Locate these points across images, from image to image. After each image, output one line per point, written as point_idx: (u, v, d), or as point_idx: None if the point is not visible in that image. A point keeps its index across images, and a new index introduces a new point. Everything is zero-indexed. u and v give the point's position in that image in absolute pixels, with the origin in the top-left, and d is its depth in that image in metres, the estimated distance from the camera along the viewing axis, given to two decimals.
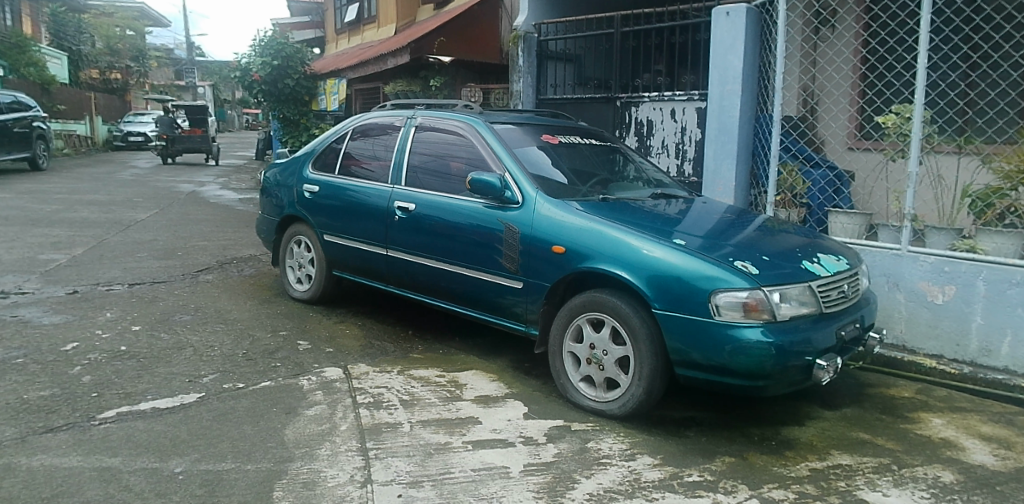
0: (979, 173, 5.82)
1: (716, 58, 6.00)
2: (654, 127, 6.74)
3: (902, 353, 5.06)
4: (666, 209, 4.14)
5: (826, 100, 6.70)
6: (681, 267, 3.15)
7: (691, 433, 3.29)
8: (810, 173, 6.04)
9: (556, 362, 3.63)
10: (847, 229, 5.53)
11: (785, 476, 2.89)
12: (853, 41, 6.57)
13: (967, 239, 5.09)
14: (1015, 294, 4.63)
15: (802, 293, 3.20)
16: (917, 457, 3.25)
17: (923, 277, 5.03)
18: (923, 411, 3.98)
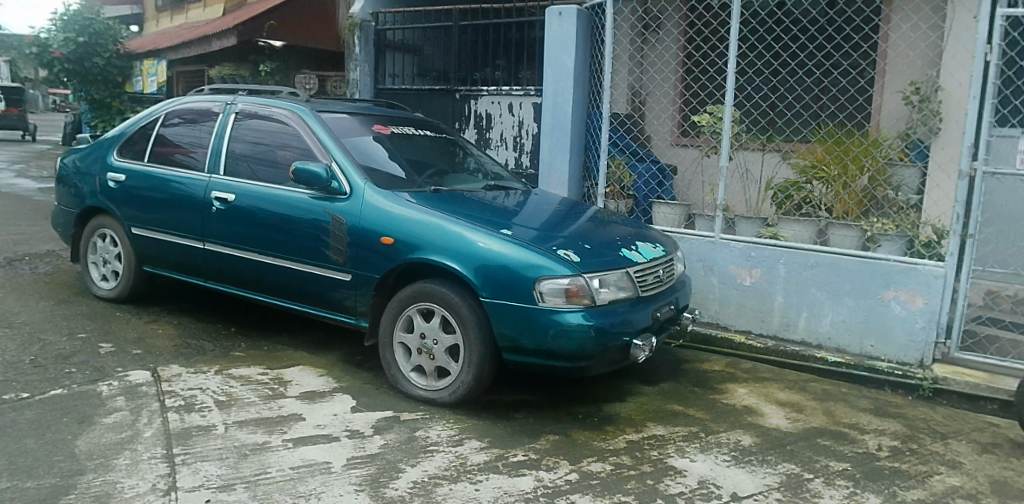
0: (779, 168, 6.48)
1: (550, 55, 6.20)
2: (492, 120, 6.85)
3: (716, 330, 5.53)
4: (502, 201, 4.24)
5: (651, 99, 7.14)
6: (507, 256, 3.23)
7: (519, 415, 3.42)
8: (636, 167, 6.46)
9: (386, 353, 3.62)
10: (668, 218, 5.95)
11: (604, 449, 3.07)
12: (673, 45, 7.06)
13: (770, 226, 5.66)
14: (809, 275, 5.22)
15: (620, 279, 3.40)
16: (722, 424, 3.57)
17: (733, 262, 5.52)
18: (730, 382, 4.38)
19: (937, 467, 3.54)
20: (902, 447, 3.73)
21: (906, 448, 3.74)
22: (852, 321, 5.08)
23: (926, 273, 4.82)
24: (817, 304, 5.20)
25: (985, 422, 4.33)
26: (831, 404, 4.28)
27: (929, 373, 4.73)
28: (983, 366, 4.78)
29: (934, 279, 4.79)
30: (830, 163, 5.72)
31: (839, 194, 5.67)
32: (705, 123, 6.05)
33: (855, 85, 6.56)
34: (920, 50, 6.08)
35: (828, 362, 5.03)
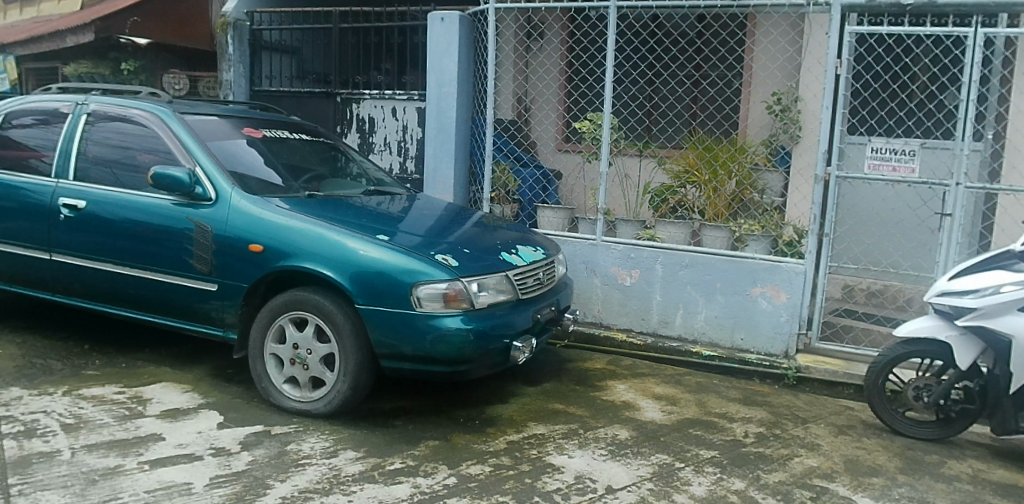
0: (655, 173, 6.78)
1: (432, 60, 6.18)
2: (375, 124, 6.75)
3: (600, 330, 5.69)
4: (386, 206, 4.20)
5: (536, 105, 7.30)
6: (383, 262, 3.21)
7: (398, 423, 3.40)
8: (521, 172, 6.52)
9: (258, 365, 3.50)
10: (553, 222, 6.07)
11: (483, 451, 3.10)
12: (555, 54, 7.25)
13: (648, 229, 5.90)
14: (683, 274, 5.48)
15: (499, 282, 3.45)
16: (601, 419, 3.70)
17: (614, 263, 5.71)
18: (610, 379, 4.52)
19: (797, 449, 3.81)
20: (766, 433, 3.99)
21: (770, 433, 4.00)
22: (724, 317, 5.38)
23: (787, 269, 5.18)
24: (692, 302, 5.47)
25: (840, 406, 4.70)
26: (703, 396, 4.52)
27: (793, 363, 5.07)
28: (841, 355, 5.20)
29: (796, 276, 5.16)
30: (701, 168, 6.03)
31: (710, 197, 5.98)
32: (586, 129, 6.24)
33: (722, 95, 6.97)
34: (780, 61, 6.59)
35: (703, 356, 5.29)
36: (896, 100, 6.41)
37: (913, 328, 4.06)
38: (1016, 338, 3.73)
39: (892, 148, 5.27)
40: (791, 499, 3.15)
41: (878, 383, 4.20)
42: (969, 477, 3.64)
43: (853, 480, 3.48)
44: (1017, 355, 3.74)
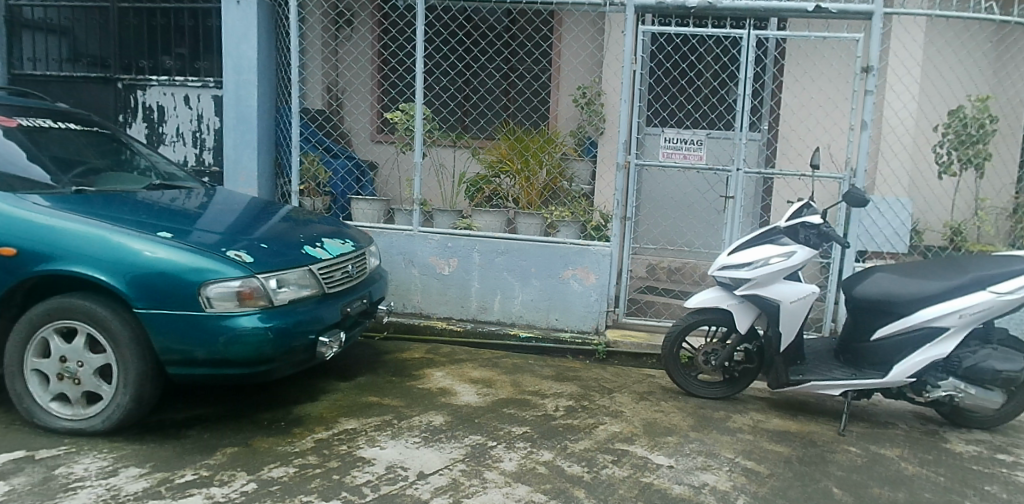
0: (469, 163, 6.88)
1: (228, 45, 5.78)
2: (166, 113, 6.21)
3: (419, 319, 5.69)
4: (185, 202, 3.91)
5: (353, 97, 7.08)
6: (168, 261, 3.02)
7: (192, 433, 3.23)
8: (331, 163, 6.33)
9: (16, 384, 3.14)
10: (367, 214, 5.96)
11: (287, 453, 3.07)
12: (371, 42, 7.04)
13: (464, 218, 5.97)
14: (499, 261, 5.61)
15: (301, 277, 3.35)
16: (415, 408, 3.78)
17: (432, 252, 5.70)
18: (428, 367, 4.56)
19: (602, 418, 4.06)
20: (575, 405, 4.22)
21: (579, 405, 4.23)
22: (539, 300, 5.58)
23: (595, 252, 5.46)
24: (509, 287, 5.62)
25: (643, 374, 5.07)
26: (518, 376, 4.67)
27: (603, 338, 5.40)
28: (645, 327, 5.64)
29: (603, 257, 5.45)
30: (513, 158, 6.18)
31: (523, 186, 6.15)
32: (398, 120, 6.14)
33: (530, 88, 7.22)
34: (582, 57, 7.06)
35: (520, 338, 5.47)
36: (685, 95, 6.99)
37: (701, 300, 4.39)
38: (784, 302, 4.27)
39: (682, 138, 5.77)
40: (594, 464, 3.42)
41: (672, 353, 4.56)
42: (750, 428, 4.09)
43: (651, 441, 3.78)
44: (784, 317, 4.29)
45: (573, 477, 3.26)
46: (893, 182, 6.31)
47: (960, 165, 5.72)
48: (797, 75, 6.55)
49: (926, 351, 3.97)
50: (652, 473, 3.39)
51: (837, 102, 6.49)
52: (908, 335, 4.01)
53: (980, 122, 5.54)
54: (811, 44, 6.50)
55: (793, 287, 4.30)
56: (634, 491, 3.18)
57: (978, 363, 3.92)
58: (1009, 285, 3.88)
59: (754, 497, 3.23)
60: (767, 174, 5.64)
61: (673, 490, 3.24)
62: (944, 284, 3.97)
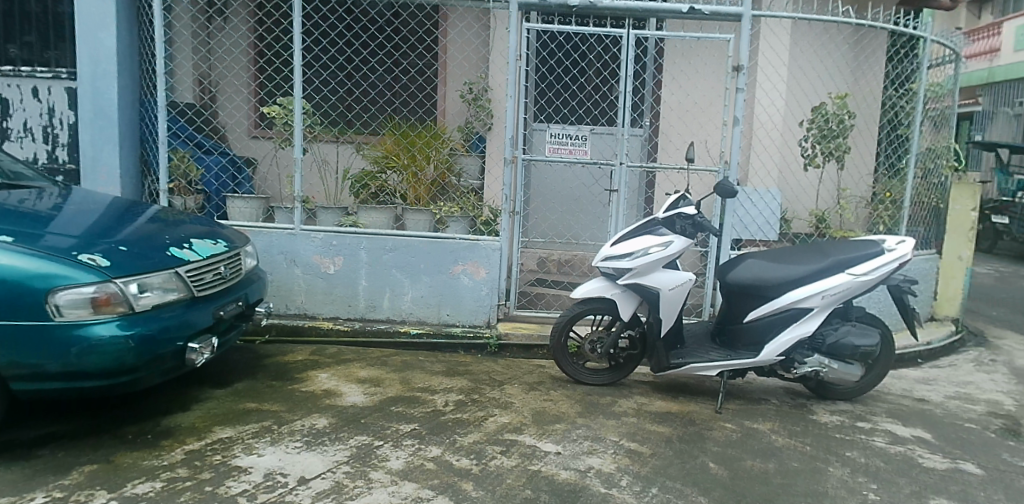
0: (353, 159, 6.74)
1: (82, 32, 5.34)
2: (10, 106, 5.66)
3: (303, 320, 5.49)
4: (35, 203, 3.60)
5: (226, 89, 6.80)
6: (11, 267, 2.87)
7: (45, 452, 3.06)
8: (203, 159, 5.99)
9: None
10: (244, 213, 5.67)
11: (155, 467, 2.97)
12: (247, 33, 6.75)
13: (350, 215, 5.83)
14: (387, 258, 5.49)
15: (167, 280, 3.23)
16: (298, 412, 3.68)
17: (315, 251, 5.51)
18: (312, 369, 4.44)
19: (492, 410, 4.09)
20: (465, 399, 4.22)
21: (468, 399, 4.23)
22: (429, 296, 5.52)
23: (485, 247, 5.47)
24: (398, 284, 5.52)
25: (533, 365, 5.12)
26: (407, 373, 4.62)
27: (494, 331, 5.42)
28: (535, 318, 5.70)
29: (492, 252, 5.47)
30: (399, 153, 6.07)
31: (410, 182, 6.06)
32: (275, 114, 5.85)
33: (416, 83, 7.14)
34: (467, 53, 6.98)
35: (411, 334, 5.42)
36: (569, 91, 7.14)
37: (587, 291, 4.49)
38: (663, 290, 4.43)
39: (567, 134, 5.86)
40: (483, 456, 3.44)
41: (559, 342, 4.63)
42: (634, 411, 4.23)
43: (540, 429, 3.84)
44: (664, 304, 4.45)
45: (462, 471, 3.26)
46: (764, 174, 6.70)
47: (823, 158, 6.11)
48: (675, 73, 6.82)
49: (793, 329, 4.27)
50: (540, 461, 3.45)
51: (710, 99, 6.81)
52: (777, 316, 4.29)
53: (839, 117, 5.93)
54: (687, 45, 6.78)
55: (671, 275, 4.48)
56: (522, 480, 3.22)
57: (839, 340, 4.24)
58: (864, 267, 4.23)
59: (637, 476, 3.35)
60: (648, 168, 5.82)
61: (560, 476, 3.30)
62: (807, 268, 4.27)
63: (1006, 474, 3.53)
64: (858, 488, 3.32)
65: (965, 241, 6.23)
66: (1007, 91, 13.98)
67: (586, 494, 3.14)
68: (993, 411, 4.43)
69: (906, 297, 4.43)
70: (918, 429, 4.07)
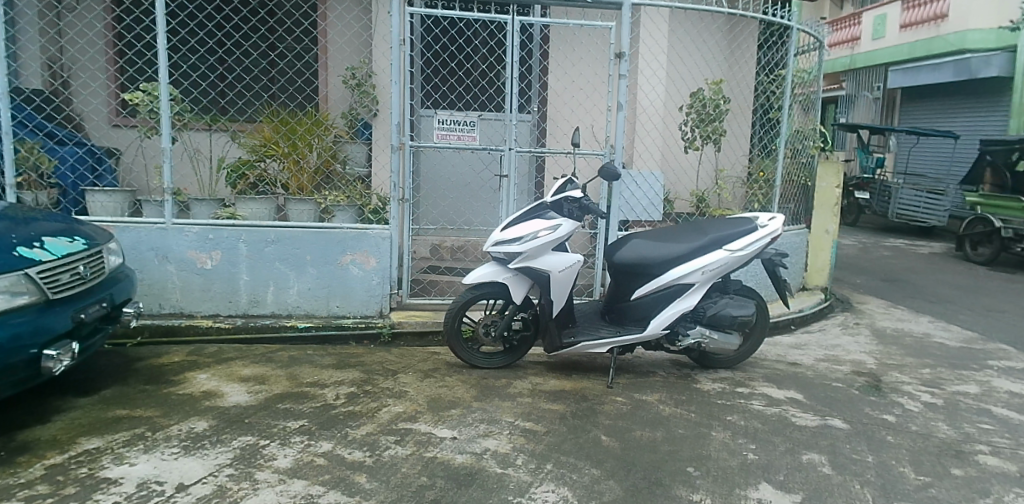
0: (229, 147, 6.43)
1: None
2: None
3: (180, 319, 5.16)
4: None
5: (80, 75, 6.27)
6: None
7: None
8: (57, 150, 5.52)
9: None
10: (107, 208, 5.25)
11: (10, 486, 2.74)
12: (104, 14, 6.19)
13: (227, 207, 5.52)
14: (270, 251, 5.25)
15: (13, 284, 2.98)
16: (175, 416, 3.48)
17: (190, 246, 5.18)
18: (190, 370, 4.20)
19: (385, 400, 4.01)
20: (357, 391, 4.11)
21: (361, 391, 4.13)
22: (317, 288, 5.33)
23: (375, 236, 5.33)
24: (283, 277, 5.29)
25: (427, 352, 5.05)
26: (295, 369, 4.44)
27: (387, 321, 5.31)
28: (428, 306, 5.61)
29: (382, 241, 5.35)
30: (279, 141, 5.79)
31: (292, 170, 5.80)
32: (137, 101, 5.42)
33: (294, 67, 6.85)
34: (348, 37, 6.72)
35: (298, 329, 5.21)
36: (455, 77, 7.07)
37: (479, 276, 4.44)
38: (553, 272, 4.47)
39: (455, 120, 5.78)
40: (377, 447, 3.37)
41: (453, 328, 4.57)
42: (529, 391, 4.27)
43: (435, 416, 3.80)
44: (554, 286, 4.50)
45: (355, 464, 3.18)
46: (647, 158, 6.92)
47: (702, 141, 6.39)
48: (559, 60, 6.88)
49: (677, 304, 4.45)
50: (436, 447, 3.42)
51: (595, 85, 6.92)
52: (661, 292, 4.44)
53: (715, 102, 6.19)
54: (570, 31, 6.89)
55: (560, 258, 4.51)
56: (417, 468, 3.18)
57: (719, 311, 4.46)
58: (739, 243, 4.46)
59: (532, 455, 3.39)
60: (537, 152, 5.79)
61: (456, 460, 3.29)
62: (687, 247, 4.45)
63: (868, 426, 3.84)
64: (738, 449, 3.51)
65: (831, 216, 6.67)
66: (868, 76, 15.12)
67: (483, 476, 3.15)
68: (856, 370, 4.81)
69: (778, 269, 4.72)
70: (791, 391, 4.36)
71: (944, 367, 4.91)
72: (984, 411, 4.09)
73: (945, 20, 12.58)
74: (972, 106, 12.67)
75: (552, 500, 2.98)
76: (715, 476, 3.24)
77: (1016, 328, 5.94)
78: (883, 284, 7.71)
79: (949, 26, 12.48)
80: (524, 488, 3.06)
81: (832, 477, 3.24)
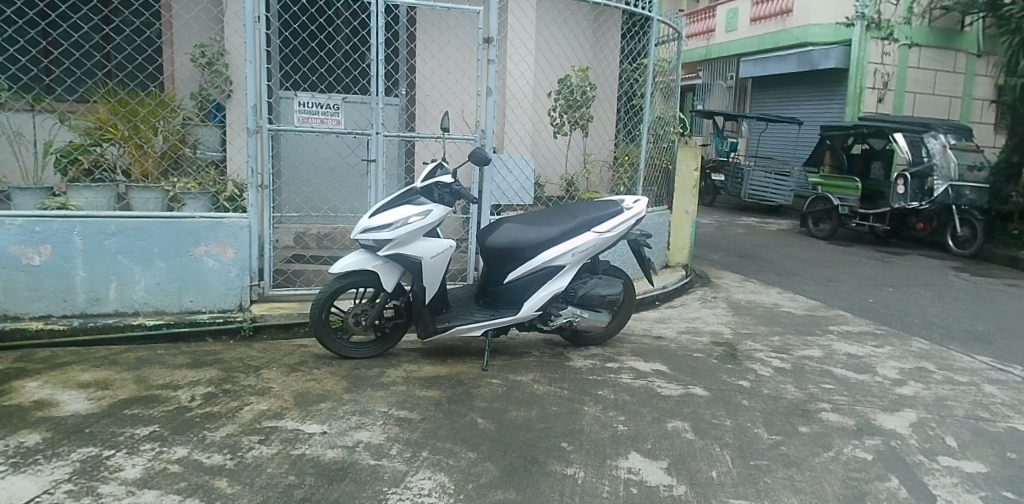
0: (58, 131, 5.80)
1: None
2: None
3: (3, 323, 4.59)
4: None
5: None
6: None
7: None
8: None
9: None
10: None
11: None
12: None
13: (57, 196, 4.96)
14: (111, 244, 4.77)
15: None
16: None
17: (13, 241, 4.60)
18: (17, 379, 3.76)
19: (247, 398, 3.76)
20: (215, 391, 3.82)
21: (219, 391, 3.84)
22: (167, 283, 4.91)
23: (230, 225, 4.98)
24: (127, 272, 4.83)
25: (293, 345, 4.79)
26: (143, 371, 4.07)
27: (247, 314, 4.98)
28: (294, 297, 5.33)
29: (240, 230, 5.01)
30: (117, 124, 5.25)
31: (133, 154, 5.30)
32: None
33: (133, 44, 6.29)
34: (195, 12, 6.27)
35: (146, 327, 4.78)
36: (317, 57, 6.72)
37: (346, 265, 4.25)
38: (425, 258, 4.37)
39: (317, 102, 5.47)
40: (239, 448, 3.15)
41: (321, 318, 4.35)
42: (402, 379, 4.16)
43: (302, 411, 3.61)
44: (426, 272, 4.40)
45: (214, 468, 2.95)
46: (518, 142, 6.95)
47: (570, 126, 6.48)
48: (427, 42, 6.72)
49: (549, 286, 4.49)
50: (304, 444, 3.24)
51: (464, 69, 6.80)
52: (533, 275, 4.46)
53: (582, 89, 6.28)
54: (437, 14, 6.74)
55: (431, 243, 4.42)
56: (284, 467, 3.00)
57: (589, 291, 4.59)
58: (607, 225, 4.57)
59: (406, 443, 3.30)
60: (405, 137, 5.59)
61: (326, 456, 3.13)
62: (558, 229, 4.50)
63: (726, 392, 4.07)
64: (609, 422, 3.60)
65: (690, 197, 7.09)
66: (722, 66, 16.07)
67: (355, 469, 3.02)
68: (715, 340, 5.10)
69: (643, 249, 4.90)
70: (657, 363, 4.54)
71: (791, 333, 5.32)
72: (825, 372, 4.45)
73: (790, 15, 13.59)
74: (814, 95, 13.81)
75: (428, 487, 2.91)
76: (588, 449, 3.30)
77: (851, 296, 6.53)
78: (738, 260, 8.23)
79: (793, 21, 13.53)
80: (398, 478, 2.97)
81: (695, 442, 3.40)
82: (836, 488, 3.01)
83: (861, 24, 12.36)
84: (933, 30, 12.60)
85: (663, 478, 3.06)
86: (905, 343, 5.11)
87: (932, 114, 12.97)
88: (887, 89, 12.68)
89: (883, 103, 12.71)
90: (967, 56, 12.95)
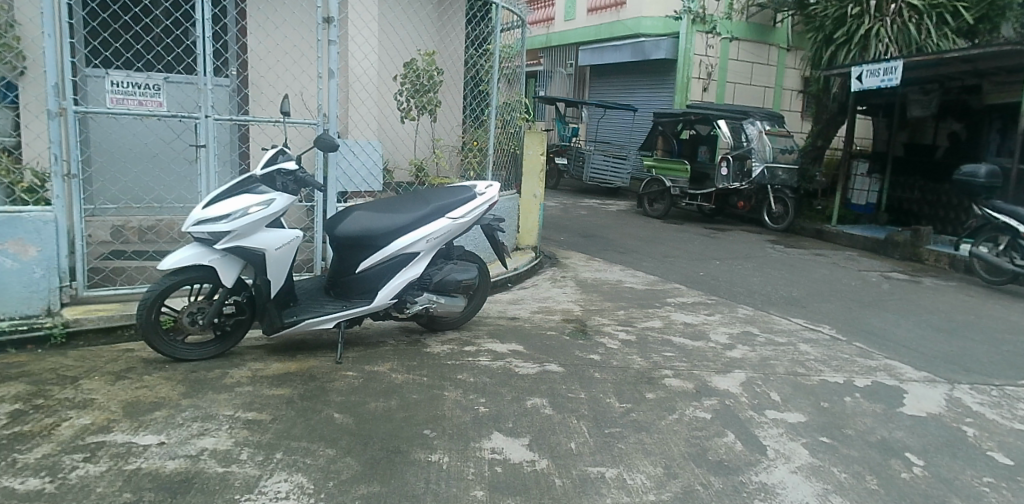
0: None
1: None
2: None
3: None
4: None
5: None
6: None
7: None
8: None
9: None
10: None
11: None
12: None
13: None
14: None
15: None
16: None
17: None
18: None
19: (66, 413, 3.33)
20: (23, 408, 3.36)
21: (29, 407, 3.38)
22: None
23: (32, 219, 4.40)
24: None
25: (117, 351, 4.31)
26: None
27: (57, 319, 4.39)
28: (113, 297, 4.77)
29: (44, 225, 4.43)
30: None
31: None
32: None
33: None
34: None
35: None
36: (131, 33, 6.09)
37: (177, 261, 3.89)
38: (268, 250, 4.09)
39: (133, 82, 4.92)
40: (60, 469, 2.81)
41: (150, 319, 3.94)
42: (248, 379, 3.88)
43: (134, 422, 3.26)
44: (271, 265, 4.12)
45: (29, 495, 2.62)
46: (363, 126, 6.74)
47: (417, 111, 6.36)
48: (258, 21, 6.29)
49: (403, 274, 4.39)
50: (138, 457, 2.93)
51: (302, 50, 6.38)
52: (387, 263, 4.34)
53: (429, 74, 6.19)
54: None
55: (273, 235, 4.15)
56: (117, 485, 2.71)
57: (444, 277, 4.56)
58: (461, 211, 4.55)
59: (257, 446, 3.09)
60: (239, 122, 5.17)
61: (166, 468, 2.86)
62: (409, 216, 4.40)
63: (580, 366, 4.22)
64: (470, 405, 3.60)
65: (537, 182, 7.23)
66: (563, 54, 16.58)
67: (201, 480, 2.78)
68: (566, 318, 5.28)
69: (496, 233, 4.94)
70: (513, 344, 4.62)
71: (634, 307, 5.62)
72: (666, 341, 4.76)
73: (623, 7, 14.33)
74: (649, 83, 14.60)
75: (285, 490, 2.74)
76: (449, 434, 3.27)
77: (684, 270, 7.03)
78: (583, 240, 8.57)
79: (626, 13, 14.27)
80: (251, 483, 2.78)
81: (553, 417, 3.49)
82: (681, 447, 3.22)
83: (687, 18, 13.28)
84: (749, 26, 13.86)
85: (525, 454, 3.11)
86: (733, 310, 5.59)
87: (748, 103, 14.26)
88: (710, 80, 13.78)
89: (707, 93, 13.81)
90: (778, 50, 14.41)
